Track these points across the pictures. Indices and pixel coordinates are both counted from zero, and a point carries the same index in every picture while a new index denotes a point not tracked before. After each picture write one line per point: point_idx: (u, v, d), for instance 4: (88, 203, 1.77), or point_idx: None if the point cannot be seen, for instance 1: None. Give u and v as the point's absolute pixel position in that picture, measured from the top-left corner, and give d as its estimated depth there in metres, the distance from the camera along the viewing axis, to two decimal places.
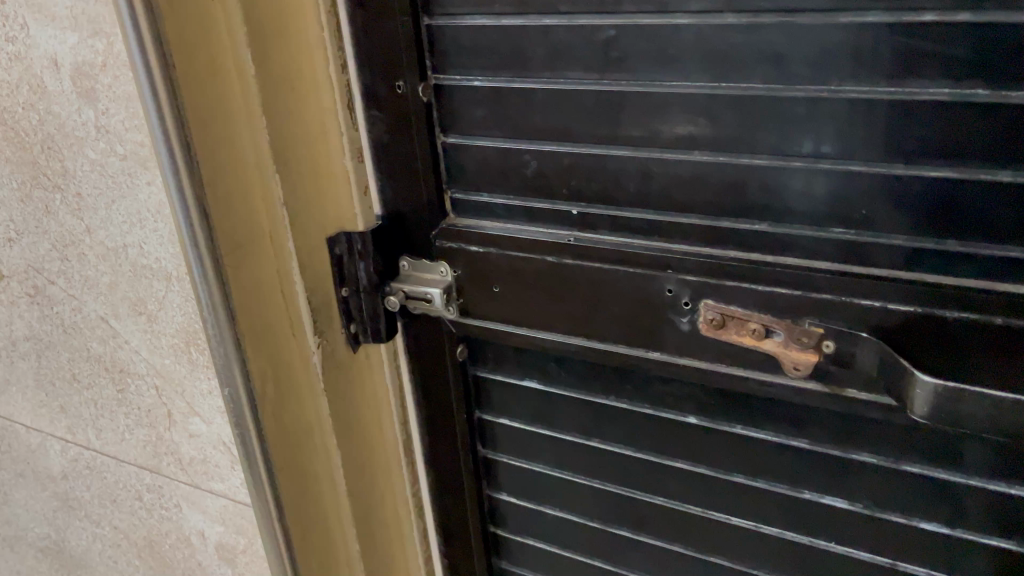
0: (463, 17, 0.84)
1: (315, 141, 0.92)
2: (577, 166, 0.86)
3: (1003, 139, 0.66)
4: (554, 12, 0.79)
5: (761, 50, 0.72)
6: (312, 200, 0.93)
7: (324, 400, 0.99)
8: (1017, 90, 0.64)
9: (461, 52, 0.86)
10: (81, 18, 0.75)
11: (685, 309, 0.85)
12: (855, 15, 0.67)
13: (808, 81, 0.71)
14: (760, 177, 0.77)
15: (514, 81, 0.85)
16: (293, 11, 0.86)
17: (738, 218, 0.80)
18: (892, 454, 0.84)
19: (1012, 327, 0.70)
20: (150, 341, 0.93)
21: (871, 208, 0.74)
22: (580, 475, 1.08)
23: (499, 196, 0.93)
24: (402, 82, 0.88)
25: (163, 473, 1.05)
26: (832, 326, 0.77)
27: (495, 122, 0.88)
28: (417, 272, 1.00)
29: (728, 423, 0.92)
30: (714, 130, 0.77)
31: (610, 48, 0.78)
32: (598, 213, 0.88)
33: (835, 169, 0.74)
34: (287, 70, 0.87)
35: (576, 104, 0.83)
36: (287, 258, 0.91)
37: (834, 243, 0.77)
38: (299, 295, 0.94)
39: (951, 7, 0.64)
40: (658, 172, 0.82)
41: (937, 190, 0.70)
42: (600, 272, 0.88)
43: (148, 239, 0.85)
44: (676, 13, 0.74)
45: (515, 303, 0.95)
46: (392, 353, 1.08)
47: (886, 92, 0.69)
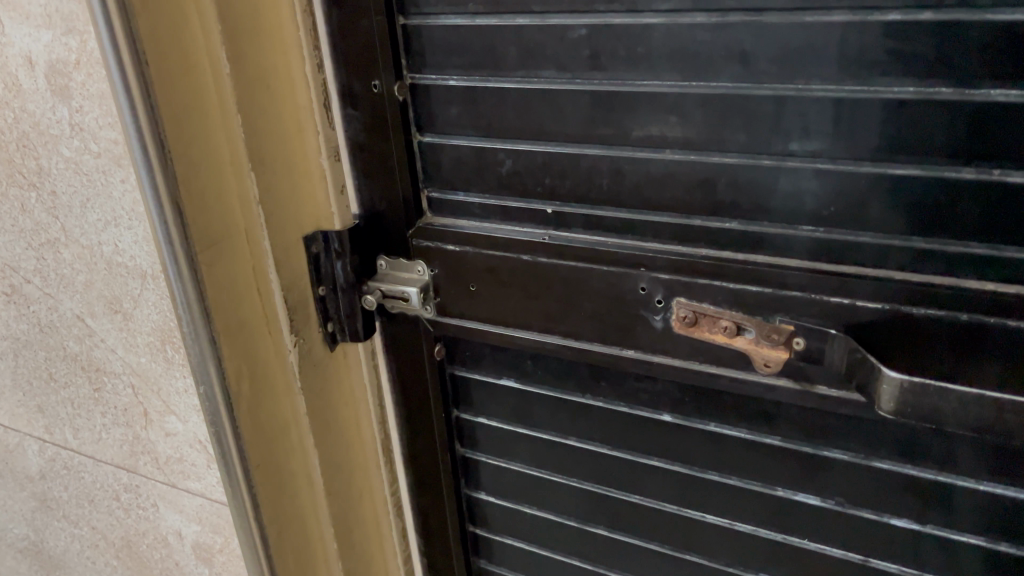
0: (439, 17, 0.85)
1: (291, 140, 0.92)
2: (551, 165, 0.87)
3: (966, 137, 0.67)
4: (527, 11, 0.80)
5: (729, 49, 0.73)
6: (289, 198, 0.93)
7: (301, 399, 0.99)
8: (978, 88, 0.65)
9: (436, 51, 0.87)
10: (55, 16, 0.75)
11: (658, 307, 0.85)
12: (820, 14, 0.68)
13: (776, 80, 0.72)
14: (731, 175, 0.78)
15: (488, 80, 0.85)
16: (269, 10, 0.86)
17: (709, 216, 0.81)
18: (863, 450, 0.85)
19: (976, 323, 0.71)
20: (125, 339, 0.93)
21: (838, 205, 0.75)
22: (558, 473, 1.08)
23: (474, 195, 0.93)
24: (378, 81, 0.89)
25: (140, 472, 1.05)
26: (802, 323, 0.78)
27: (470, 121, 0.89)
28: (394, 271, 1.00)
29: (702, 421, 0.93)
30: (684, 129, 0.78)
31: (583, 47, 0.79)
32: (571, 212, 0.88)
33: (804, 167, 0.74)
34: (264, 69, 0.87)
35: (550, 103, 0.84)
36: (263, 256, 0.91)
37: (803, 241, 0.77)
38: (275, 293, 0.94)
39: (913, 6, 0.65)
40: (631, 171, 0.83)
41: (902, 188, 0.71)
42: (575, 271, 0.88)
43: (122, 237, 0.85)
44: (646, 13, 0.75)
45: (492, 302, 0.96)
46: (370, 352, 1.09)
47: (852, 90, 0.70)
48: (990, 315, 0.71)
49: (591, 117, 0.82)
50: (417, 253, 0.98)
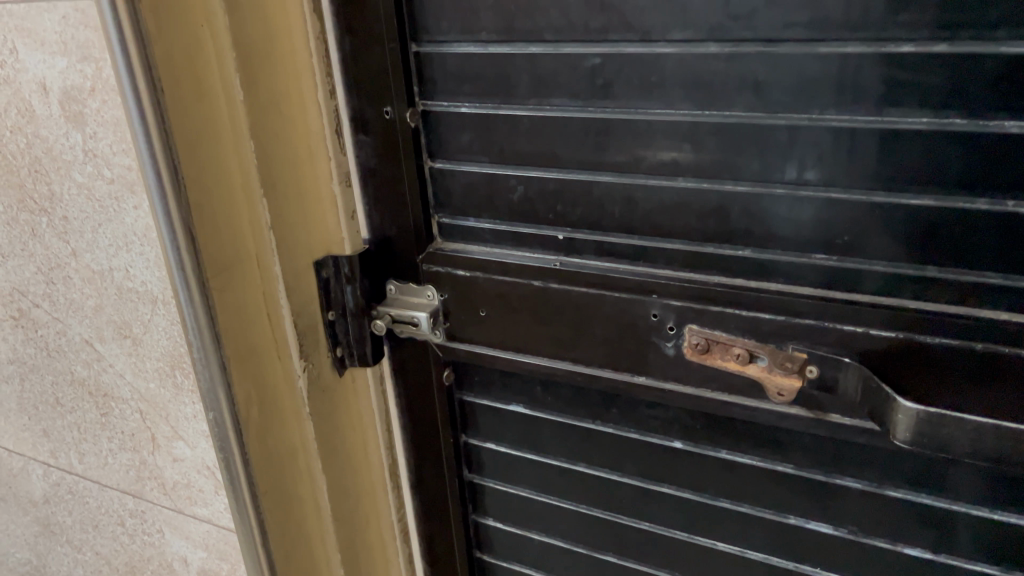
0: (451, 44, 0.85)
1: (303, 165, 0.93)
2: (563, 191, 0.87)
3: (980, 168, 0.67)
4: (540, 40, 0.80)
5: (743, 79, 0.73)
6: (299, 224, 0.93)
7: (309, 424, 0.99)
8: (992, 119, 0.66)
9: (448, 78, 0.87)
10: (71, 43, 0.75)
11: (670, 334, 0.85)
12: (834, 45, 0.68)
13: (789, 110, 0.73)
14: (743, 204, 0.78)
15: (501, 107, 0.86)
16: (282, 37, 0.87)
17: (721, 244, 0.81)
18: (876, 478, 0.84)
19: (990, 353, 0.71)
20: (134, 364, 0.92)
21: (852, 234, 0.75)
22: (566, 499, 1.08)
23: (485, 221, 0.93)
24: (390, 107, 0.89)
25: (146, 497, 1.04)
26: (816, 351, 0.78)
27: (481, 147, 0.89)
28: (404, 296, 1.00)
29: (713, 448, 0.92)
30: (697, 157, 0.78)
31: (595, 76, 0.79)
32: (583, 238, 0.88)
33: (817, 195, 0.75)
34: (276, 95, 0.87)
35: (562, 131, 0.84)
36: (273, 281, 0.91)
37: (816, 269, 0.77)
38: (285, 318, 0.93)
39: (928, 38, 0.65)
40: (642, 198, 0.83)
41: (917, 218, 0.71)
42: (586, 297, 0.88)
43: (134, 262, 0.85)
44: (660, 42, 0.75)
45: (502, 327, 0.96)
46: (378, 376, 1.09)
47: (866, 120, 0.70)
48: (1004, 345, 0.70)
49: (604, 144, 0.82)
50: (426, 278, 0.98)
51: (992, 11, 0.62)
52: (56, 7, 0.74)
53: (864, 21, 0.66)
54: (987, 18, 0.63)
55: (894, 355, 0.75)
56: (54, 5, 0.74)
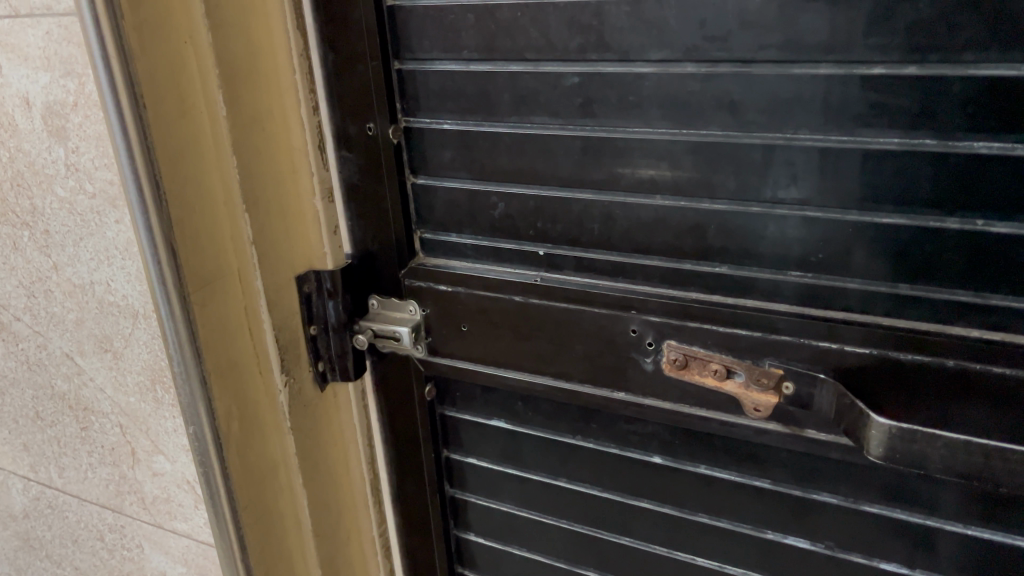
0: (433, 62, 0.86)
1: (286, 181, 0.93)
2: (543, 208, 0.88)
3: (950, 187, 0.69)
4: (521, 59, 0.81)
5: (719, 98, 0.74)
6: (282, 238, 0.93)
7: (291, 438, 0.99)
8: (961, 139, 0.67)
9: (430, 96, 0.88)
10: (54, 58, 0.76)
11: (649, 349, 0.86)
12: (807, 67, 0.70)
13: (764, 129, 0.74)
14: (720, 221, 0.79)
15: (482, 125, 0.87)
16: (265, 53, 0.87)
17: (700, 261, 0.82)
18: (852, 494, 0.85)
19: (962, 370, 0.72)
20: (114, 378, 0.92)
21: (826, 252, 0.76)
22: (547, 514, 1.08)
23: (467, 236, 0.94)
24: (372, 124, 0.90)
25: (126, 512, 1.04)
26: (792, 368, 0.79)
27: (463, 164, 0.90)
28: (386, 311, 1.00)
29: (693, 463, 0.93)
30: (674, 175, 0.79)
31: (575, 94, 0.81)
32: (563, 254, 0.89)
33: (793, 214, 0.76)
34: (258, 110, 0.88)
35: (542, 148, 0.85)
36: (255, 295, 0.91)
37: (792, 286, 0.78)
38: (266, 332, 0.94)
39: (898, 60, 0.66)
40: (621, 215, 0.84)
41: (889, 236, 0.72)
42: (566, 312, 0.89)
43: (115, 276, 0.85)
44: (638, 62, 0.76)
45: (483, 343, 0.96)
46: (360, 392, 1.08)
47: (839, 140, 0.71)
48: (976, 362, 0.71)
49: (583, 161, 0.83)
50: (409, 293, 0.98)
51: (959, 35, 0.64)
52: (40, 23, 0.75)
53: (836, 44, 0.68)
54: (955, 42, 0.64)
55: (869, 372, 0.76)
56: (37, 21, 0.75)
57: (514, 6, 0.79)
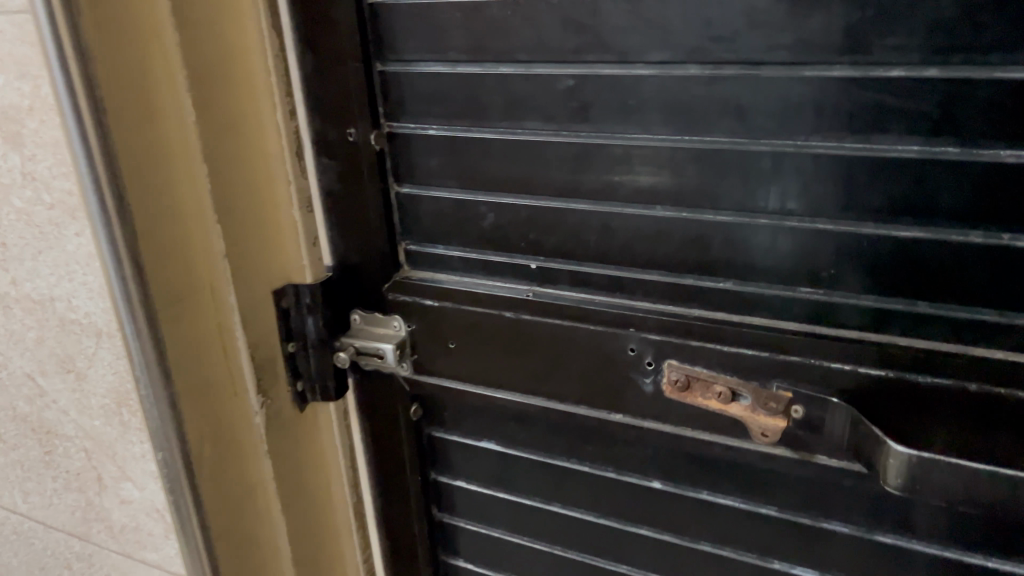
0: (418, 64, 0.81)
1: (261, 190, 0.87)
2: (535, 219, 0.82)
3: (975, 199, 0.64)
4: (511, 60, 0.76)
5: (724, 102, 0.69)
6: (258, 252, 0.87)
7: (268, 462, 0.93)
8: (987, 147, 0.62)
9: (416, 99, 0.83)
10: (7, 59, 0.70)
11: (649, 370, 0.81)
12: (819, 69, 0.65)
13: (773, 135, 0.69)
14: (724, 234, 0.74)
15: (470, 130, 0.81)
16: (238, 53, 0.81)
17: (702, 276, 0.77)
18: (864, 523, 0.80)
19: (987, 394, 0.67)
20: (78, 401, 0.86)
21: (838, 267, 0.71)
22: (540, 541, 1.02)
23: (454, 248, 0.88)
24: (353, 129, 0.85)
25: (93, 540, 0.98)
26: (801, 391, 0.74)
27: (450, 171, 0.85)
28: (367, 326, 0.95)
29: (694, 488, 0.88)
30: (676, 185, 0.74)
31: (570, 98, 0.75)
32: (557, 267, 0.84)
33: (802, 227, 0.71)
34: (232, 114, 0.82)
35: (535, 156, 0.79)
36: (228, 312, 0.85)
37: (802, 303, 0.73)
38: (241, 351, 0.87)
39: (919, 62, 0.62)
40: (619, 227, 0.79)
41: (906, 252, 0.67)
42: (561, 329, 0.84)
43: (76, 292, 0.79)
44: (637, 63, 0.71)
45: (472, 361, 0.91)
46: (342, 411, 1.02)
47: (854, 148, 0.66)
48: (1001, 386, 0.66)
49: (578, 169, 0.78)
50: (393, 307, 0.93)
51: (987, 34, 0.59)
52: None
53: (851, 44, 0.63)
54: (982, 43, 0.59)
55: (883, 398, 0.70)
56: None
57: (504, 3, 0.74)
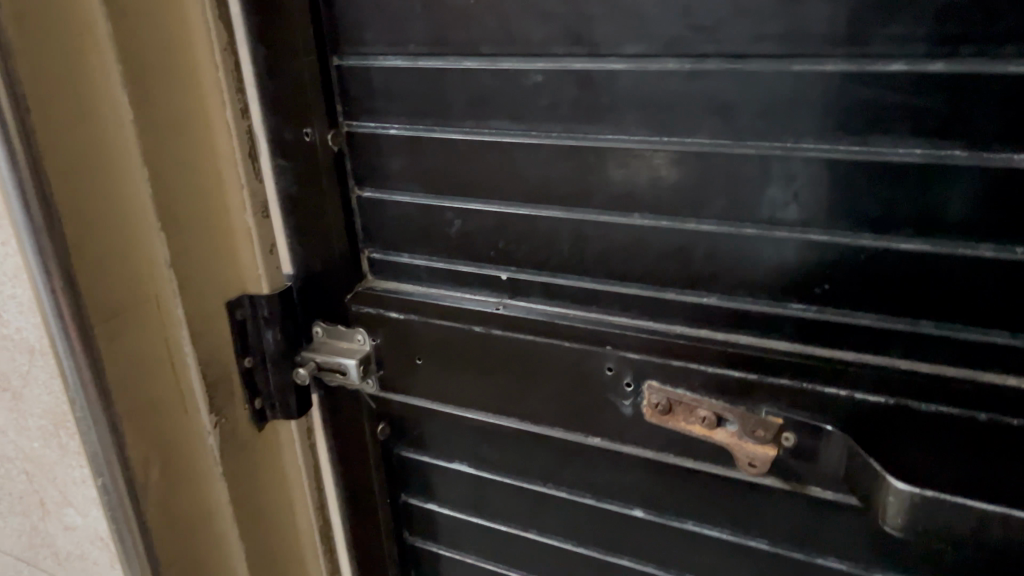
0: (377, 58, 0.74)
1: (211, 195, 0.81)
2: (505, 227, 0.76)
3: (984, 208, 0.57)
4: (475, 53, 0.69)
5: (706, 100, 0.63)
6: (208, 260, 0.81)
7: (223, 486, 0.86)
8: (999, 150, 0.55)
9: (376, 96, 0.76)
10: None
11: (628, 391, 0.75)
12: (810, 63, 0.58)
13: (761, 136, 0.62)
14: (708, 245, 0.67)
15: (434, 129, 0.75)
16: (182, 47, 0.75)
17: (685, 290, 0.70)
18: (862, 562, 0.73)
19: (998, 424, 0.60)
20: (16, 421, 0.80)
21: (834, 282, 0.64)
22: (516, 569, 0.96)
23: (420, 257, 0.82)
24: (309, 129, 0.79)
25: (40, 566, 0.91)
26: (793, 417, 0.67)
27: (414, 175, 0.78)
28: (332, 339, 0.89)
29: (678, 518, 0.81)
30: (655, 191, 0.68)
31: (539, 95, 0.69)
32: (528, 278, 0.77)
33: (795, 237, 0.64)
34: (176, 112, 0.75)
35: (503, 158, 0.73)
36: (176, 325, 0.79)
37: (794, 321, 0.66)
38: (191, 367, 0.81)
39: (922, 55, 0.55)
40: (594, 236, 0.72)
41: (909, 266, 0.61)
42: (534, 345, 0.77)
43: (6, 306, 0.73)
44: (610, 57, 0.65)
45: (441, 378, 0.85)
46: (307, 430, 0.96)
47: (850, 150, 0.59)
48: (1013, 415, 0.60)
49: (550, 172, 0.71)
50: (357, 319, 0.86)
51: (1001, 23, 0.52)
52: None
53: (845, 35, 0.56)
54: (992, 33, 0.53)
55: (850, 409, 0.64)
56: None
57: None
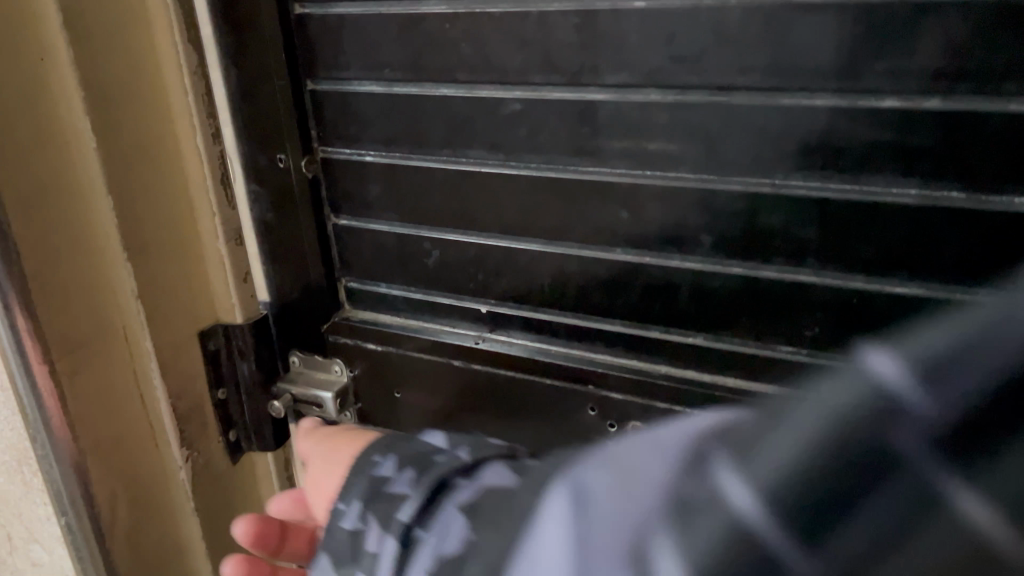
0: (351, 83, 0.71)
1: (181, 223, 0.78)
2: (484, 259, 0.73)
3: (981, 254, 0.55)
4: (452, 80, 0.66)
5: (689, 132, 0.60)
6: (179, 290, 0.79)
7: (195, 521, 0.84)
8: (997, 193, 0.53)
9: (350, 122, 0.74)
10: None
11: (611, 431, 0.72)
12: (799, 97, 0.56)
13: (747, 172, 0.59)
14: (692, 284, 0.65)
15: (410, 157, 0.72)
16: (148, 71, 0.72)
17: (669, 329, 0.67)
18: None
19: None
20: None
21: (823, 324, 0.61)
22: None
23: (398, 287, 0.79)
24: (283, 154, 0.76)
25: None
26: None
27: (391, 203, 0.75)
28: (309, 368, 0.86)
29: None
30: (639, 226, 0.64)
31: (517, 124, 0.66)
32: (508, 312, 0.74)
33: (782, 278, 0.61)
34: (143, 139, 0.73)
35: (483, 188, 0.70)
36: (145, 358, 0.77)
37: (783, 364, 0.64)
38: (161, 401, 0.79)
39: (916, 90, 0.52)
40: (576, 271, 0.69)
41: (902, 310, 0.58)
42: (515, 381, 0.75)
43: None
44: (590, 87, 0.62)
45: (420, 412, 0.82)
46: (284, 461, 0.94)
47: (840, 189, 0.57)
48: None
49: (529, 203, 0.68)
50: (336, 349, 0.84)
51: (1001, 58, 0.49)
52: None
53: (835, 68, 0.54)
54: (993, 69, 0.50)
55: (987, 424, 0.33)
56: None
57: (442, 15, 0.64)
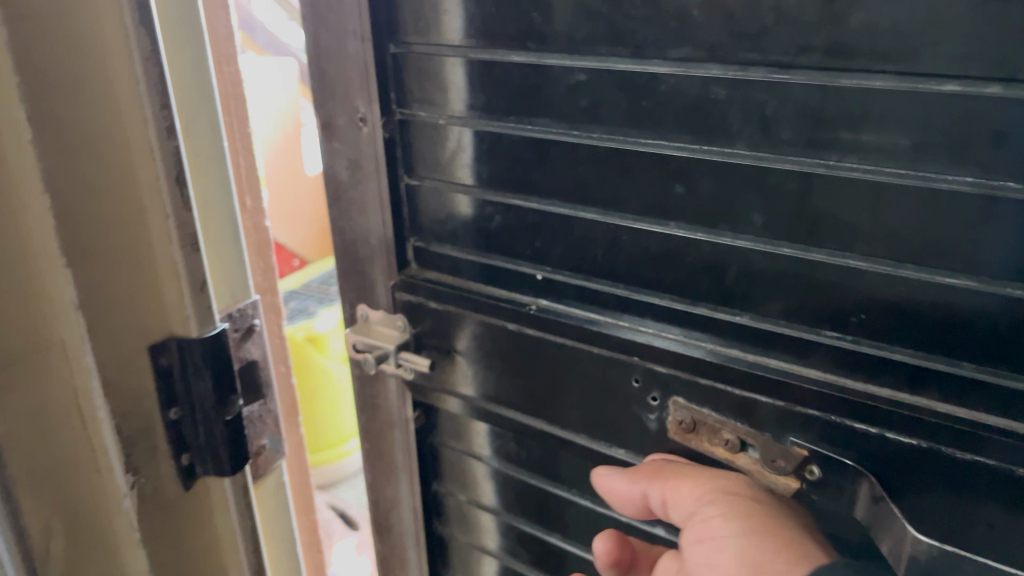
0: (432, 49, 0.74)
1: (123, 158, 0.49)
2: (542, 226, 0.76)
3: None
4: (522, 48, 0.69)
5: (747, 110, 0.61)
6: (115, 265, 0.49)
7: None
8: None
9: (427, 84, 0.77)
10: None
11: (653, 406, 0.75)
12: (860, 79, 0.56)
13: (801, 153, 0.61)
14: (742, 263, 0.67)
15: (483, 124, 0.75)
16: None
17: (718, 305, 0.69)
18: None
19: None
20: None
21: (869, 310, 0.63)
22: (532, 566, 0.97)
23: (462, 249, 0.83)
24: (364, 111, 0.79)
25: None
26: (818, 451, 0.66)
27: (462, 166, 0.79)
28: (376, 326, 0.90)
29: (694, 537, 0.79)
30: (692, 201, 0.67)
31: (580, 95, 0.68)
32: (563, 280, 0.77)
33: (831, 262, 0.63)
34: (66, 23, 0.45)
35: (548, 157, 0.73)
36: (80, 375, 0.48)
37: (824, 349, 0.65)
38: (113, 439, 0.51)
39: (978, 75, 0.53)
40: (627, 243, 0.72)
41: (946, 307, 0.60)
42: (566, 347, 0.78)
43: None
44: (653, 60, 0.63)
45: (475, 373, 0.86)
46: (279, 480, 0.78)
47: (896, 173, 0.58)
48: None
49: (586, 174, 0.71)
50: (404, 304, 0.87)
51: None
52: None
53: (896, 49, 0.54)
54: None
55: None
56: None
57: None
